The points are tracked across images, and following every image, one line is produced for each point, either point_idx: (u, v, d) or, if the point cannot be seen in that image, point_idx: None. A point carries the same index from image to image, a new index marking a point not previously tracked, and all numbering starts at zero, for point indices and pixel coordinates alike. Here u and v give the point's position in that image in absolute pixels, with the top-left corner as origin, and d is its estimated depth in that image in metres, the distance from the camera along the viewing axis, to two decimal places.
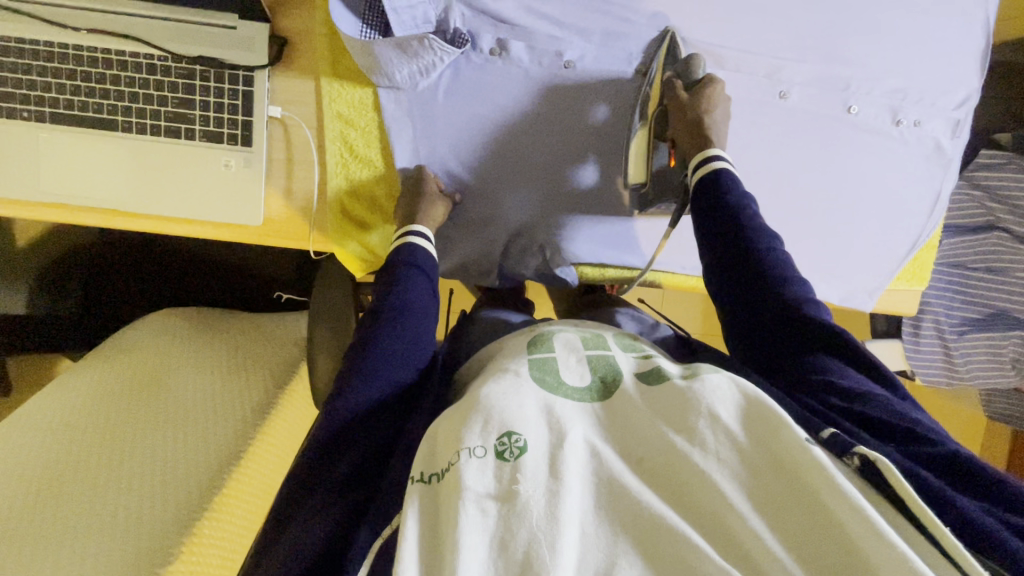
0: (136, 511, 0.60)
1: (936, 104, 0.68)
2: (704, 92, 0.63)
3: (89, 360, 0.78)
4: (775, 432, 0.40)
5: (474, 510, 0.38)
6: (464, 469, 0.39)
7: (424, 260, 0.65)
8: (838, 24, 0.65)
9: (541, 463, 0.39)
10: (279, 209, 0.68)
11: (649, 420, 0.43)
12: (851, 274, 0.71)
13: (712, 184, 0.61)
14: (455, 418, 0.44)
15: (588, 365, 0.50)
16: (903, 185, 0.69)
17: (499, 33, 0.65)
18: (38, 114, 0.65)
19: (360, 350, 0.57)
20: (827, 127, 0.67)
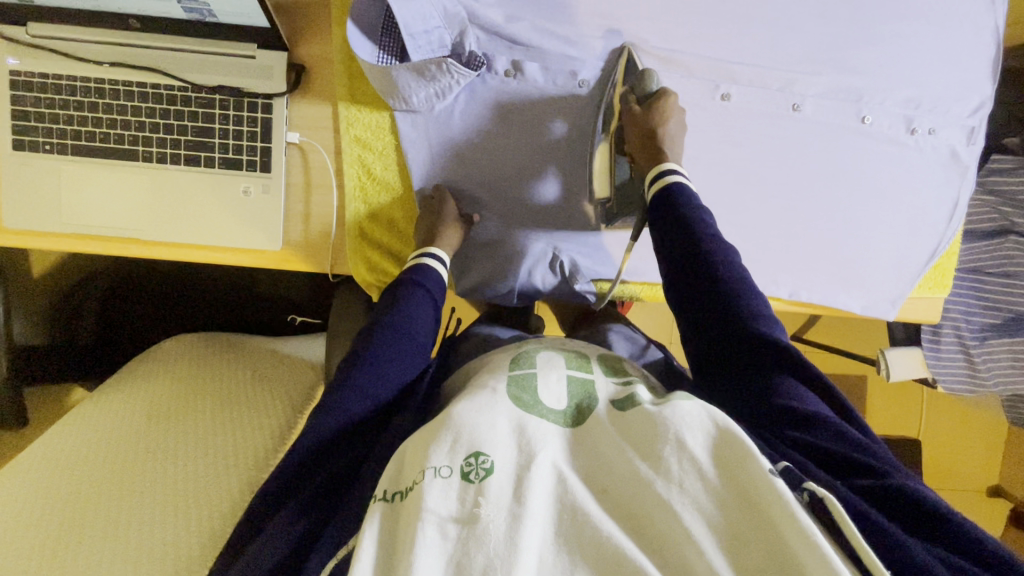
0: (125, 543, 0.59)
1: (950, 112, 0.68)
2: (659, 104, 0.63)
3: (99, 395, 0.77)
4: (747, 466, 0.36)
5: (434, 533, 0.35)
6: (426, 491, 0.36)
7: (433, 283, 0.64)
8: (849, 37, 0.66)
9: (505, 487, 0.36)
10: (297, 233, 0.69)
11: (616, 444, 0.40)
12: (872, 283, 0.71)
13: (667, 197, 0.61)
14: (425, 434, 0.41)
15: (566, 388, 0.46)
16: (920, 192, 0.69)
17: (514, 55, 0.66)
18: (61, 147, 0.66)
19: (351, 361, 0.56)
20: (841, 138, 0.68)
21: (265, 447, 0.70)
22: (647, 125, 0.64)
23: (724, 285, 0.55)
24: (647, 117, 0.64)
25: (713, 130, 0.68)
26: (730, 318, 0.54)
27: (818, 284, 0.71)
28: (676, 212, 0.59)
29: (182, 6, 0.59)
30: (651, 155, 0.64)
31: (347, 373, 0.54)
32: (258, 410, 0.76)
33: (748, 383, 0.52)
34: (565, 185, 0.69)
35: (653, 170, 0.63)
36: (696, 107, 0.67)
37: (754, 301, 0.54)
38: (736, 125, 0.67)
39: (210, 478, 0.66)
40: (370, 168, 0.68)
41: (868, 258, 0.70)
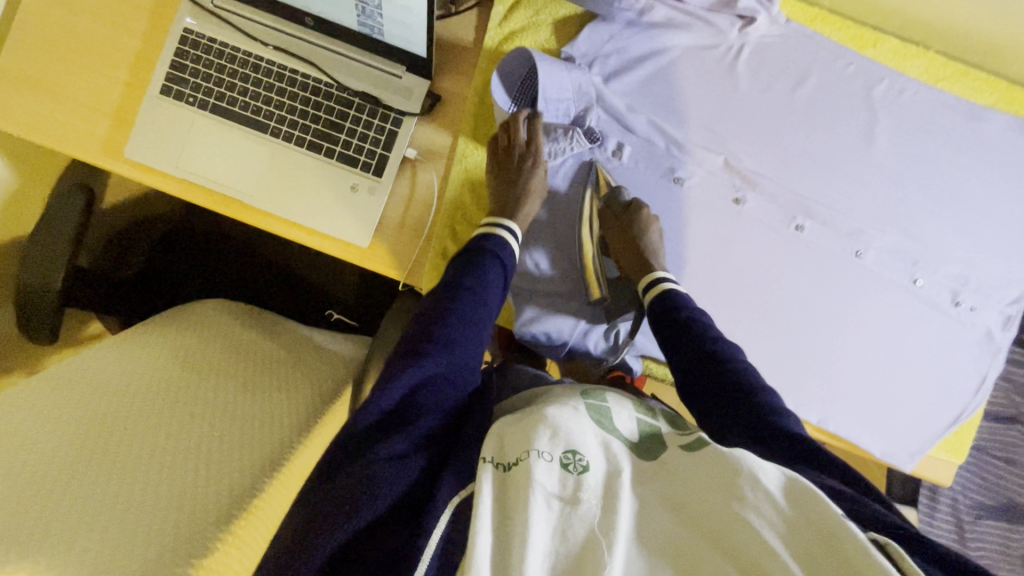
0: (140, 472, 0.56)
1: (992, 297, 0.75)
2: (636, 214, 0.72)
3: (142, 337, 0.77)
4: (813, 505, 0.38)
5: (543, 503, 0.40)
6: (533, 467, 0.41)
7: (505, 253, 0.67)
8: (917, 209, 0.74)
9: (601, 482, 0.42)
10: (384, 237, 0.72)
11: (688, 468, 0.43)
12: (895, 429, 0.74)
13: (659, 300, 0.68)
14: (527, 426, 0.47)
15: (639, 426, 0.50)
16: (953, 360, 0.74)
17: (624, 140, 0.73)
18: (202, 103, 0.71)
19: (415, 342, 0.57)
20: (894, 293, 0.74)
21: (296, 426, 0.68)
22: (628, 235, 0.72)
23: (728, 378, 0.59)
24: (630, 227, 0.72)
25: (783, 252, 0.74)
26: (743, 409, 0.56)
27: (846, 419, 0.74)
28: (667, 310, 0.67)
29: (359, 20, 0.66)
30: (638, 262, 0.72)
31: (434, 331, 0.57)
32: (292, 397, 0.73)
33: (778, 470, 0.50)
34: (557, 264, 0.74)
35: (645, 278, 0.71)
36: (772, 229, 0.74)
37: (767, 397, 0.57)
38: (804, 255, 0.74)
39: (239, 435, 0.64)
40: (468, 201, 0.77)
41: (895, 406, 0.74)
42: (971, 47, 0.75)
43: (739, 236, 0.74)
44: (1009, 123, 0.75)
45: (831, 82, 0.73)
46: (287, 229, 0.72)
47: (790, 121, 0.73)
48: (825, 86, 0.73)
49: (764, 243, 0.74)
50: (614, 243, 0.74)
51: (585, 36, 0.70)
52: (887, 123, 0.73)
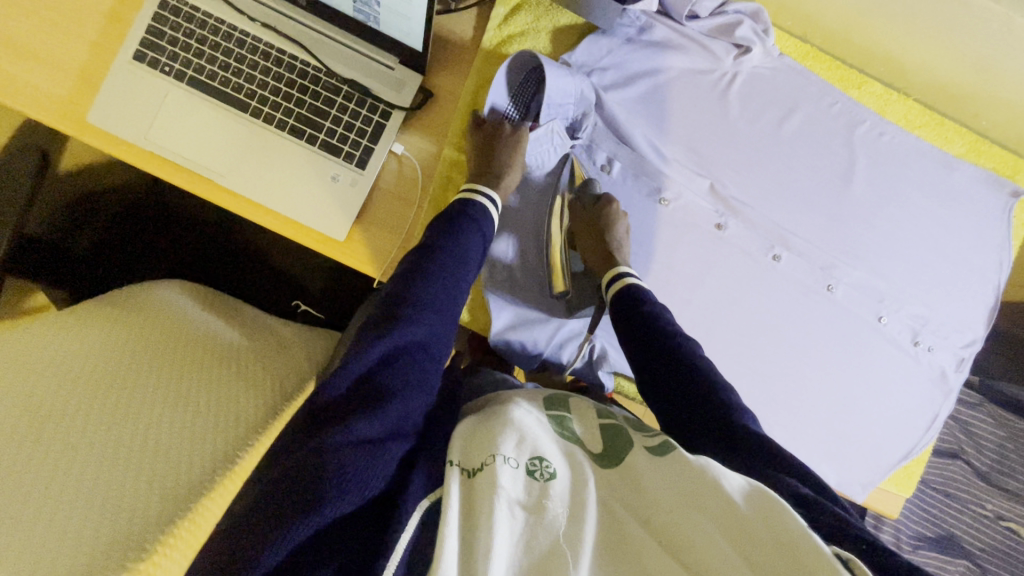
0: (79, 462, 0.52)
1: (949, 338, 0.78)
2: (606, 206, 0.71)
3: (91, 314, 0.73)
4: (774, 512, 0.37)
5: (507, 511, 0.38)
6: (498, 472, 0.40)
7: (482, 219, 0.65)
8: (887, 250, 0.76)
9: (566, 489, 0.41)
10: (362, 231, 0.70)
11: (655, 475, 0.42)
12: (851, 460, 0.77)
13: (621, 299, 0.67)
14: (491, 429, 0.46)
15: (602, 433, 0.48)
16: (908, 398, 0.77)
17: (616, 152, 0.74)
18: (179, 73, 0.67)
19: (390, 311, 0.54)
20: (859, 328, 0.76)
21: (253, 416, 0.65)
22: (594, 227, 0.71)
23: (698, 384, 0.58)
24: (600, 218, 0.71)
25: (758, 281, 0.75)
26: (712, 414, 0.55)
27: (807, 447, 0.76)
28: (634, 307, 0.65)
29: (354, 5, 0.63)
30: (603, 256, 0.71)
31: (407, 307, 0.54)
32: (256, 385, 0.71)
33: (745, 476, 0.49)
34: (524, 249, 0.72)
35: (608, 273, 0.69)
36: (750, 257, 0.75)
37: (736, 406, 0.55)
38: (779, 285, 0.75)
39: (192, 425, 0.60)
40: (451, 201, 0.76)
41: (853, 438, 0.76)
42: (947, 99, 0.78)
43: (718, 261, 0.75)
44: (976, 176, 0.78)
45: (816, 119, 0.75)
46: (260, 214, 0.69)
47: (775, 152, 0.74)
48: (810, 122, 0.75)
49: (742, 270, 0.75)
50: (583, 235, 0.73)
51: (584, 47, 0.70)
52: (866, 164, 0.76)
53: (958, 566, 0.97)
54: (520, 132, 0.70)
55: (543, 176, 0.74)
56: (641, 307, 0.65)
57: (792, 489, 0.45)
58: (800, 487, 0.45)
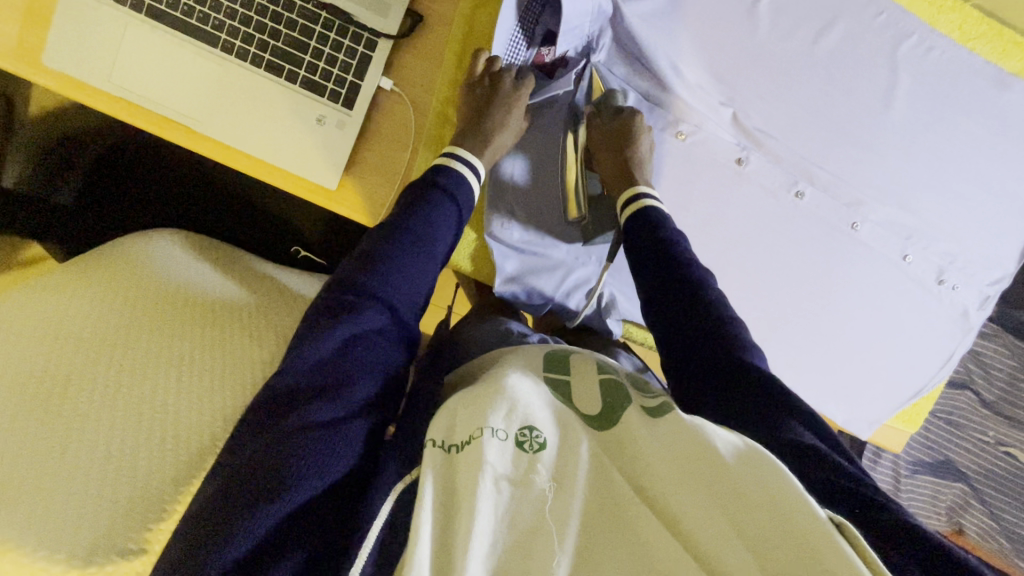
0: (88, 421, 0.52)
1: (976, 276, 0.74)
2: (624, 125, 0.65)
3: (83, 273, 0.70)
4: (772, 475, 0.37)
5: (490, 487, 0.38)
6: (486, 446, 0.40)
7: (462, 196, 0.62)
8: (922, 182, 0.70)
9: (552, 461, 0.40)
10: (354, 179, 0.65)
11: (657, 442, 0.41)
12: (860, 400, 0.77)
13: (640, 217, 0.64)
14: (478, 397, 0.44)
15: (601, 390, 0.48)
16: (926, 338, 0.75)
17: (628, 81, 0.67)
18: (138, 3, 0.60)
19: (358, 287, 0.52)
20: (882, 267, 0.72)
21: (258, 371, 0.65)
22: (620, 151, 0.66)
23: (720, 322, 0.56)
24: (614, 135, 0.66)
25: (779, 220, 0.70)
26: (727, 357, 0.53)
27: (814, 388, 0.76)
28: (648, 236, 0.62)
29: None
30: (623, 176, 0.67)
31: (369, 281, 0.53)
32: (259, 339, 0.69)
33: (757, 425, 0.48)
34: (535, 172, 0.68)
35: (627, 192, 0.66)
36: (771, 194, 0.70)
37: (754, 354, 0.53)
38: (802, 226, 0.71)
39: (201, 386, 0.60)
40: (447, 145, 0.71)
41: (864, 377, 0.76)
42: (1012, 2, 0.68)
43: (736, 200, 0.69)
44: None
45: (857, 33, 0.66)
46: (253, 167, 0.64)
47: (806, 73, 0.66)
48: (849, 37, 0.66)
49: (762, 208, 0.70)
50: (601, 160, 0.68)
51: None
52: (907, 85, 0.68)
53: (954, 488, 1.02)
54: (520, 90, 0.65)
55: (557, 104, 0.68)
56: (658, 231, 0.62)
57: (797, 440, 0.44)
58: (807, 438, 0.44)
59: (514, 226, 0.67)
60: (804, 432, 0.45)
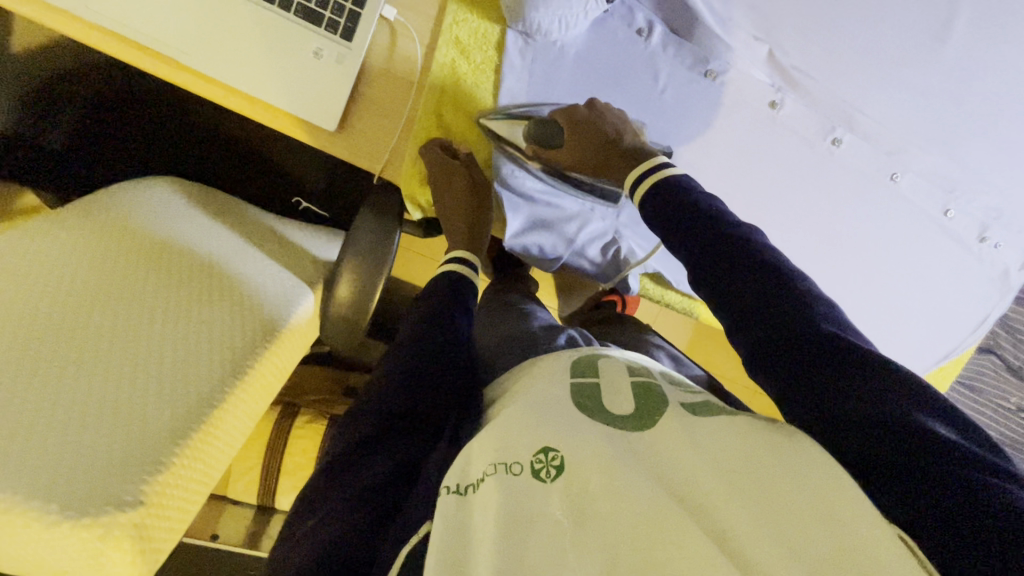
0: (73, 374, 0.50)
1: (1019, 233, 0.69)
2: (584, 120, 0.58)
3: (66, 219, 0.64)
4: (824, 487, 0.35)
5: (507, 520, 0.36)
6: (498, 483, 0.39)
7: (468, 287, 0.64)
8: (970, 130, 0.65)
9: (577, 484, 0.38)
10: (355, 120, 0.61)
11: (693, 455, 0.39)
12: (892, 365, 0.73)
13: (661, 189, 0.53)
14: (493, 431, 0.43)
15: (632, 392, 0.46)
16: (960, 297, 0.70)
17: (653, 13, 0.61)
18: None
19: (396, 351, 0.55)
20: (920, 223, 0.68)
21: (260, 330, 0.61)
22: (595, 142, 0.58)
23: (777, 289, 0.45)
24: (582, 134, 0.58)
25: (813, 170, 0.65)
26: (802, 327, 0.43)
27: None
28: (669, 215, 0.52)
29: None
30: (613, 164, 0.59)
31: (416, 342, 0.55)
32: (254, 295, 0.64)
33: (854, 408, 0.39)
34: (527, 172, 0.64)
35: (632, 171, 0.56)
36: (806, 141, 0.64)
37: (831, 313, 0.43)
38: (838, 178, 0.65)
39: (200, 351, 0.57)
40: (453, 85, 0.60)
41: (891, 337, 0.72)
42: None
43: (770, 147, 0.64)
44: None
45: None
46: (252, 110, 0.60)
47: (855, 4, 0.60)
48: None
49: (797, 155, 0.64)
50: (579, 156, 0.60)
51: None
52: (967, 20, 0.61)
53: None
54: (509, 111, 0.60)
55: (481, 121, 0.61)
56: (688, 197, 0.52)
57: (914, 426, 0.37)
58: (934, 427, 0.37)
59: (526, 174, 0.63)
60: (924, 416, 0.38)
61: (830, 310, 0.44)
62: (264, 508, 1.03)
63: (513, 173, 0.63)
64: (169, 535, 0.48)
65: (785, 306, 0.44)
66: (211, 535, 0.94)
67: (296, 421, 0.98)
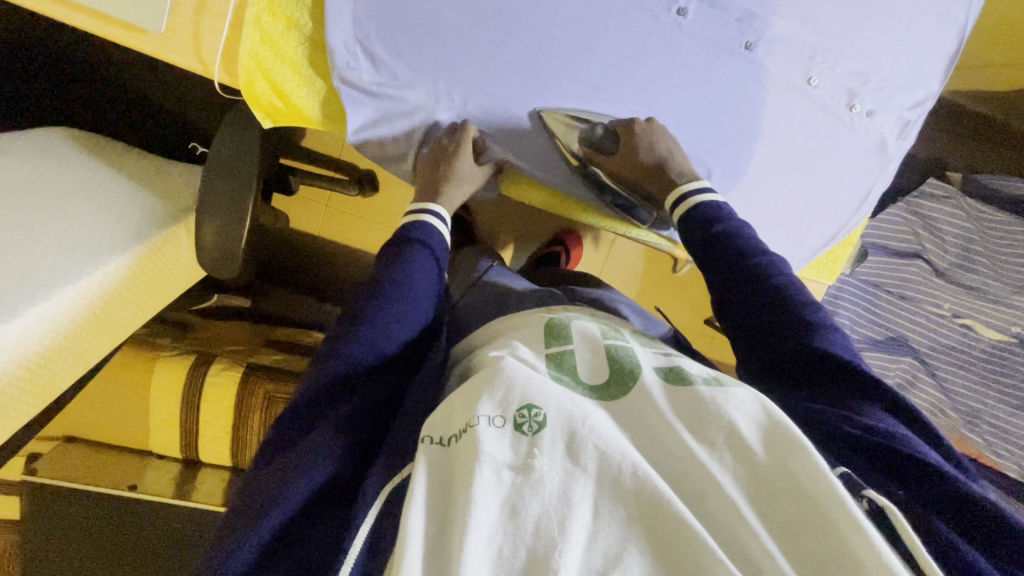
0: None
1: (892, 99, 0.66)
2: (636, 137, 0.64)
3: None
4: (796, 453, 0.38)
5: (490, 475, 0.37)
6: (482, 436, 0.38)
7: (435, 243, 0.62)
8: None
9: (558, 439, 0.39)
10: (187, 25, 0.60)
11: (666, 420, 0.42)
12: (787, 247, 0.72)
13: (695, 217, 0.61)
14: (472, 386, 0.43)
15: (607, 357, 0.48)
16: (840, 173, 0.68)
17: None
18: None
19: (357, 310, 0.53)
20: (784, 94, 0.65)
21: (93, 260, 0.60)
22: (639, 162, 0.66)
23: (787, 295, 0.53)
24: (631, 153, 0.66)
25: (660, 44, 0.63)
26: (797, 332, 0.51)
27: None
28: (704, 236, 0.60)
29: None
30: (663, 178, 0.66)
31: (370, 305, 0.53)
32: (107, 230, 0.63)
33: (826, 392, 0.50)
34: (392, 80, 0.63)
35: (671, 194, 0.65)
36: (649, 15, 0.62)
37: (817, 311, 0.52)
38: (689, 53, 0.63)
39: (44, 263, 0.57)
40: None
41: (772, 223, 0.70)
42: None
43: (613, 21, 0.62)
44: None
45: None
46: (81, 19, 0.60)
47: None
48: None
49: (640, 30, 0.62)
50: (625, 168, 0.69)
51: None
52: None
53: (902, 362, 1.02)
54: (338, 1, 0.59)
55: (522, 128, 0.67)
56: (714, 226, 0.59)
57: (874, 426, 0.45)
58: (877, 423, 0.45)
59: (363, 65, 0.62)
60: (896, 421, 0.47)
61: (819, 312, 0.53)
62: (191, 462, 1.02)
63: (349, 65, 0.61)
64: (14, 409, 0.55)
65: (777, 307, 0.53)
66: (130, 486, 0.94)
67: (212, 368, 0.97)
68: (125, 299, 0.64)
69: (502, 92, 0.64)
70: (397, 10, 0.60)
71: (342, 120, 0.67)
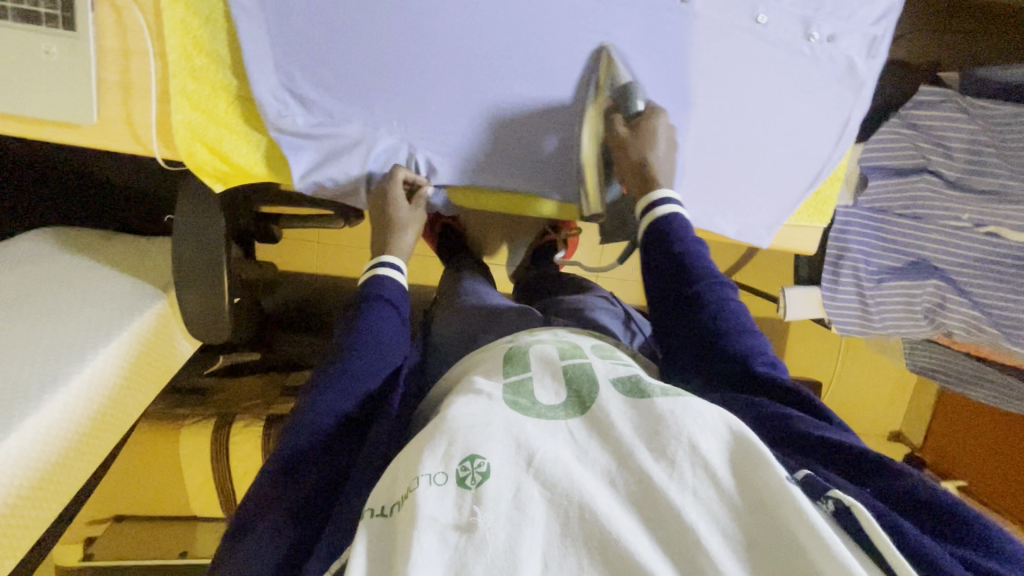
0: None
1: (853, 18, 0.61)
2: (643, 130, 0.62)
3: None
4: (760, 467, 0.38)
5: (434, 539, 0.36)
6: (422, 498, 0.37)
7: (390, 290, 0.64)
8: None
9: (503, 488, 0.38)
10: (119, 109, 0.60)
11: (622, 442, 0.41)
12: (742, 207, 0.69)
13: (658, 228, 0.61)
14: (418, 441, 0.42)
15: (565, 381, 0.47)
16: (809, 108, 0.64)
17: None
18: None
19: (320, 376, 0.55)
20: (729, 40, 0.60)
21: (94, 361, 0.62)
22: (634, 156, 0.64)
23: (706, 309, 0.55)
24: (635, 147, 0.63)
25: (591, 18, 0.59)
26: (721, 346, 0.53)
27: (698, 203, 0.69)
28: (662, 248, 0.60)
29: None
30: (645, 179, 0.64)
31: (332, 365, 0.56)
32: (97, 324, 0.64)
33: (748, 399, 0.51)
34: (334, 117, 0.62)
35: (643, 201, 0.64)
36: None
37: (739, 326, 0.55)
38: (621, 20, 0.59)
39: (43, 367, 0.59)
40: (196, 51, 0.58)
41: (749, 176, 0.68)
42: None
43: (538, 3, 0.58)
44: None
45: None
46: (24, 127, 0.61)
47: None
48: None
49: (567, 8, 0.58)
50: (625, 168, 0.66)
51: None
52: None
53: (926, 288, 0.93)
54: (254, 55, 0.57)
55: (562, 106, 0.65)
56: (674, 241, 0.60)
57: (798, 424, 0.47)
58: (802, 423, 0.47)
59: (295, 111, 0.61)
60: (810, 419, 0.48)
61: (738, 325, 0.55)
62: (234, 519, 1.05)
63: (281, 114, 0.61)
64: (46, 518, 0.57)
65: (705, 323, 0.55)
66: (182, 553, 0.98)
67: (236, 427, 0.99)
68: (124, 388, 0.65)
69: (438, 109, 0.63)
70: (315, 49, 0.59)
71: (286, 174, 0.66)
